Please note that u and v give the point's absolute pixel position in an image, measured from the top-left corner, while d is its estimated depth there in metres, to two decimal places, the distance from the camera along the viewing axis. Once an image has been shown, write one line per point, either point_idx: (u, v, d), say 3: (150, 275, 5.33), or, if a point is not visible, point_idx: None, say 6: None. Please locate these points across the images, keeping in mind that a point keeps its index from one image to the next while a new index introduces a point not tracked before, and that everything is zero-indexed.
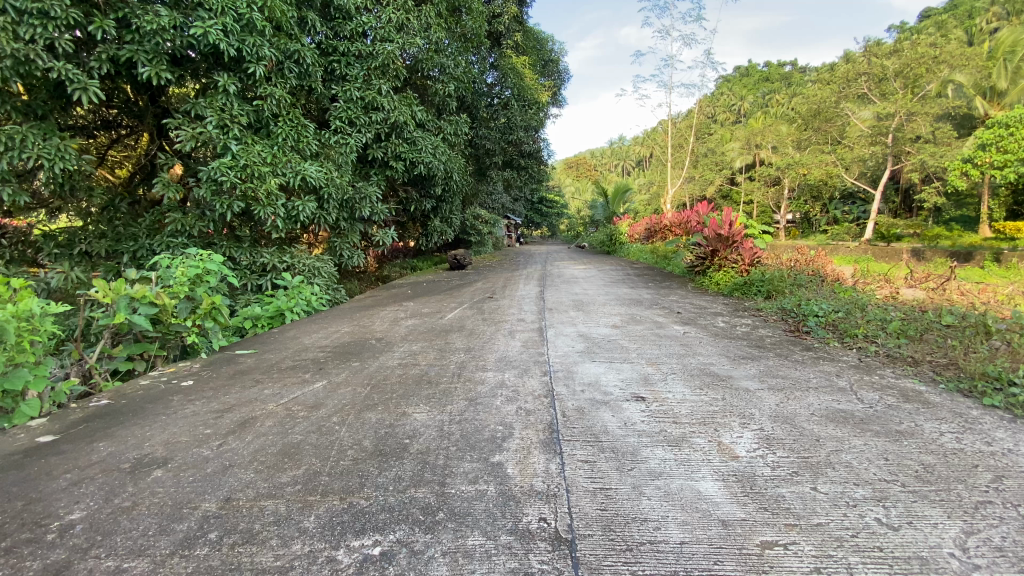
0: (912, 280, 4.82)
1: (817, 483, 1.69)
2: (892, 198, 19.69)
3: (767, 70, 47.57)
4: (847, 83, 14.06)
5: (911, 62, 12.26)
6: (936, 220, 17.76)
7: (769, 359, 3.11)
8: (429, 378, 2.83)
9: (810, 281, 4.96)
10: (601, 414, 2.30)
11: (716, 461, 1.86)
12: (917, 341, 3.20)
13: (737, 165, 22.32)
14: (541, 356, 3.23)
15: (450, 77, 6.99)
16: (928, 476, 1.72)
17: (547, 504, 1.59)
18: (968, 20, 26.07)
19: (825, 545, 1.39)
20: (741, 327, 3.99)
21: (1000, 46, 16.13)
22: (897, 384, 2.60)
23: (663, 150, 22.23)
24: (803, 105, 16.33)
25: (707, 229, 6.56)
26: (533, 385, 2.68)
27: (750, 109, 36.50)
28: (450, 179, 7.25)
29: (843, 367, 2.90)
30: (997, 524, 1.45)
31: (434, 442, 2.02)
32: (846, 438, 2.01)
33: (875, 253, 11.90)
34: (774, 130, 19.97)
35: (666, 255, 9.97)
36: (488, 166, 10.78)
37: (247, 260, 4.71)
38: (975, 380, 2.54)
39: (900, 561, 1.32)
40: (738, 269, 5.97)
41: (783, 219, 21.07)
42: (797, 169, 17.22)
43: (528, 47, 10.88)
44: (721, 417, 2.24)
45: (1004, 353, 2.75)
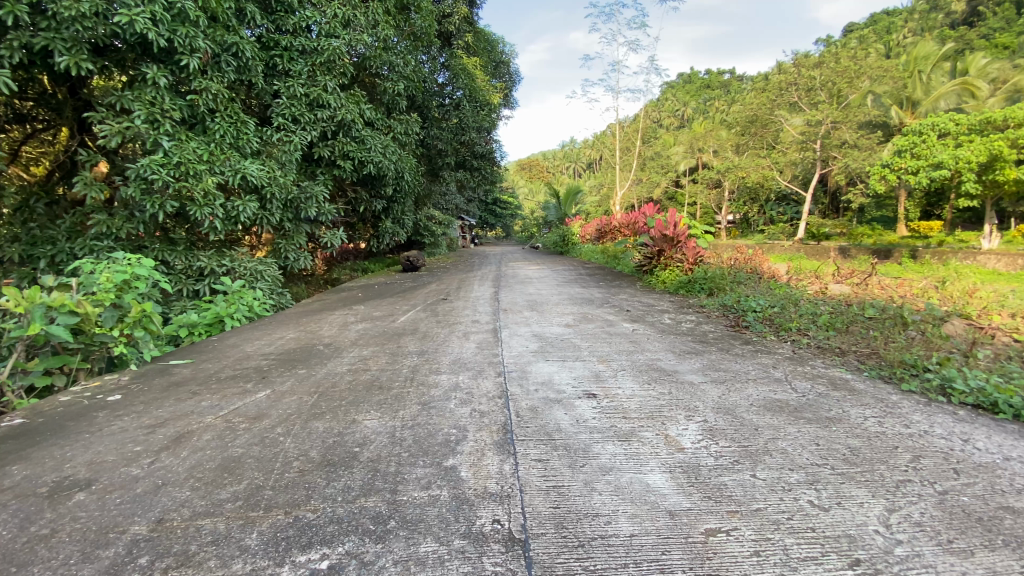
0: (840, 276, 5.15)
1: (756, 470, 1.78)
2: (821, 199, 21.12)
3: (708, 77, 49.73)
4: (779, 93, 14.99)
5: (835, 76, 13.35)
6: (860, 220, 19.17)
7: (712, 353, 3.25)
8: (380, 384, 2.75)
9: (748, 278, 5.24)
10: (554, 412, 2.32)
11: (664, 454, 1.91)
12: (844, 332, 3.43)
13: (680, 167, 23.27)
14: (495, 358, 3.23)
15: (399, 76, 6.91)
16: (855, 459, 1.85)
17: (501, 505, 1.59)
18: (883, 37, 28.40)
19: (764, 529, 1.46)
20: (686, 323, 4.15)
21: (912, 61, 17.63)
22: (827, 373, 2.79)
23: (612, 153, 22.85)
24: (742, 112, 17.20)
25: (653, 230, 6.74)
26: (488, 387, 2.68)
27: (692, 115, 38.28)
28: (401, 179, 7.10)
29: (778, 359, 3.07)
30: (916, 501, 1.58)
31: (385, 449, 1.97)
32: (781, 426, 2.13)
33: (806, 251, 12.68)
34: (715, 135, 20.99)
35: (615, 254, 10.22)
36: (440, 166, 10.71)
37: (182, 264, 4.45)
38: (895, 367, 2.76)
39: (831, 540, 1.41)
40: (683, 268, 6.23)
41: (724, 219, 22.18)
42: (737, 172, 18.07)
43: (480, 48, 10.89)
44: (668, 411, 2.32)
45: (919, 341, 3.06)
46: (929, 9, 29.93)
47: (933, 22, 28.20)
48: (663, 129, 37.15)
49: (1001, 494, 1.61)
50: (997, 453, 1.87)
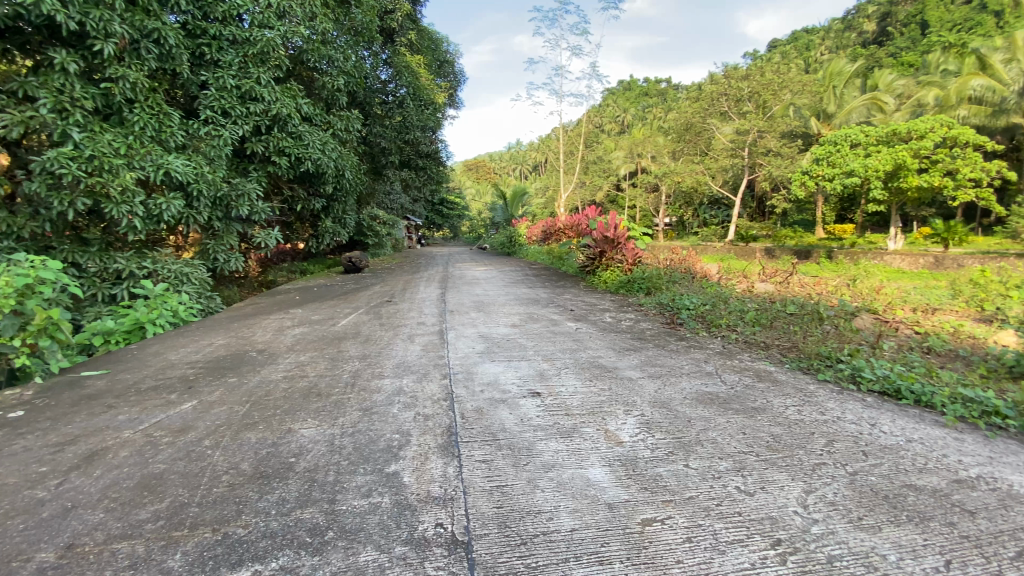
0: (764, 275, 5.52)
1: (689, 460, 1.87)
2: (748, 203, 22.56)
3: (647, 85, 51.83)
4: (710, 103, 15.89)
5: (761, 87, 14.42)
6: (783, 223, 20.65)
7: (649, 350, 3.39)
8: (319, 391, 2.65)
9: (683, 278, 5.52)
10: (498, 413, 2.33)
11: (603, 448, 1.97)
12: (768, 327, 3.68)
13: (621, 171, 24.08)
14: (440, 360, 3.19)
15: (338, 72, 6.71)
16: (777, 445, 1.99)
17: (444, 508, 1.58)
18: (802, 53, 30.77)
19: (695, 516, 1.54)
20: (625, 321, 4.31)
21: (828, 76, 19.19)
22: (753, 366, 2.98)
23: (556, 156, 23.28)
24: (678, 120, 18.05)
25: (595, 232, 6.93)
26: (433, 389, 2.65)
27: (632, 122, 39.75)
28: (341, 177, 6.87)
29: (709, 353, 3.25)
30: (830, 482, 1.72)
31: (323, 457, 1.90)
32: (712, 417, 2.25)
33: (735, 252, 13.50)
34: (653, 141, 21.93)
35: (560, 255, 10.43)
36: (384, 165, 10.48)
37: (96, 266, 4.08)
38: (812, 359, 3.00)
39: (755, 522, 1.51)
40: (624, 268, 6.46)
41: (662, 221, 23.17)
42: (673, 177, 18.96)
43: (423, 46, 10.76)
44: (608, 406, 2.39)
45: (832, 335, 3.34)
46: (841, 30, 32.80)
47: (844, 43, 30.91)
48: (605, 134, 38.32)
49: (903, 472, 1.78)
50: (899, 435, 2.07)
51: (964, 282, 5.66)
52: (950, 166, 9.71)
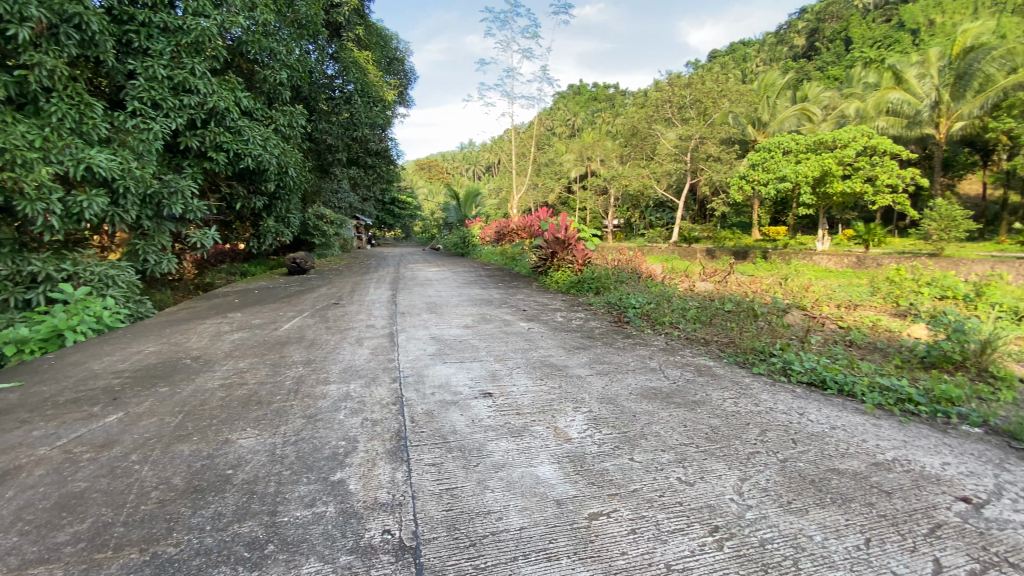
0: (706, 275, 5.79)
1: (633, 454, 1.93)
2: (691, 206, 23.57)
3: (596, 90, 53.03)
4: (655, 109, 16.47)
5: (702, 95, 15.10)
6: (724, 225, 21.73)
7: (598, 347, 3.47)
8: (259, 399, 2.53)
9: (630, 277, 5.70)
10: (449, 414, 2.32)
11: (553, 446, 2.00)
12: (708, 324, 3.86)
13: (572, 174, 24.52)
14: (390, 363, 3.13)
15: (281, 65, 6.43)
16: (715, 436, 2.09)
17: (392, 514, 1.55)
18: (740, 64, 32.47)
19: (639, 508, 1.59)
20: (576, 320, 4.39)
21: (763, 87, 20.38)
22: (694, 361, 3.12)
23: (508, 157, 23.38)
24: (625, 124, 18.59)
25: (547, 233, 7.02)
26: (382, 393, 2.59)
27: (582, 125, 40.56)
28: (284, 175, 6.59)
29: (654, 350, 3.38)
30: (762, 469, 1.83)
31: (264, 468, 1.82)
32: (655, 411, 2.34)
33: (679, 253, 14.07)
34: (602, 145, 22.46)
35: (513, 255, 10.49)
36: (330, 162, 10.15)
37: (6, 268, 3.71)
38: (747, 353, 3.18)
39: (695, 511, 1.58)
40: (574, 268, 6.59)
41: (611, 223, 23.78)
42: (621, 180, 19.51)
43: (372, 42, 10.51)
44: (558, 404, 2.43)
45: (766, 330, 3.55)
46: (774, 44, 34.92)
47: (777, 56, 32.86)
48: (556, 137, 38.89)
49: (828, 457, 1.92)
50: (824, 423, 2.23)
51: (882, 280, 6.14)
52: (870, 173, 10.51)
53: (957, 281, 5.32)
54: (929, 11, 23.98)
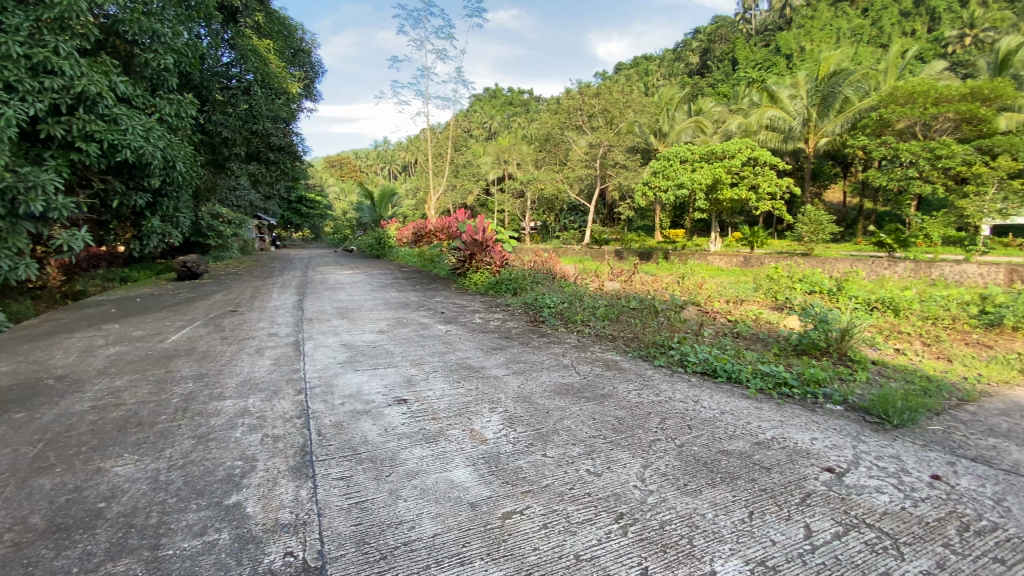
0: (614, 275, 6.11)
1: (546, 450, 1.98)
2: (602, 210, 24.77)
3: (511, 94, 53.88)
4: (567, 116, 17.11)
5: (610, 104, 15.93)
6: (631, 228, 23.08)
7: (514, 348, 3.52)
8: (140, 420, 2.25)
9: (544, 278, 5.85)
10: (360, 424, 2.22)
11: (468, 449, 1.99)
12: (616, 321, 4.07)
13: (489, 176, 24.69)
14: (295, 374, 2.93)
15: (166, 48, 5.81)
16: (621, 427, 2.21)
17: (295, 535, 1.45)
18: (643, 78, 34.70)
19: (551, 502, 1.64)
20: (493, 321, 4.42)
21: (664, 101, 21.97)
22: (603, 357, 3.27)
23: (424, 158, 23.02)
24: (539, 129, 19.07)
25: (464, 234, 6.99)
26: (285, 406, 2.43)
27: (498, 129, 41.03)
28: (172, 169, 5.95)
29: (567, 348, 3.49)
30: (663, 456, 1.96)
31: (145, 497, 1.63)
32: (567, 407, 2.42)
33: (591, 254, 14.71)
34: (518, 149, 22.86)
35: (430, 257, 10.34)
36: (227, 157, 9.34)
37: None
38: (650, 347, 3.39)
39: (602, 500, 1.66)
40: (491, 270, 6.64)
41: (528, 225, 24.30)
42: (537, 184, 20.00)
43: (273, 30, 9.82)
44: (474, 406, 2.42)
45: (666, 325, 3.82)
46: (672, 61, 37.78)
47: (674, 72, 35.52)
48: (473, 139, 38.95)
49: (719, 440, 2.11)
50: (715, 409, 2.44)
51: (764, 277, 6.85)
52: (753, 181, 11.70)
53: (822, 277, 6.06)
54: (799, 39, 27.23)
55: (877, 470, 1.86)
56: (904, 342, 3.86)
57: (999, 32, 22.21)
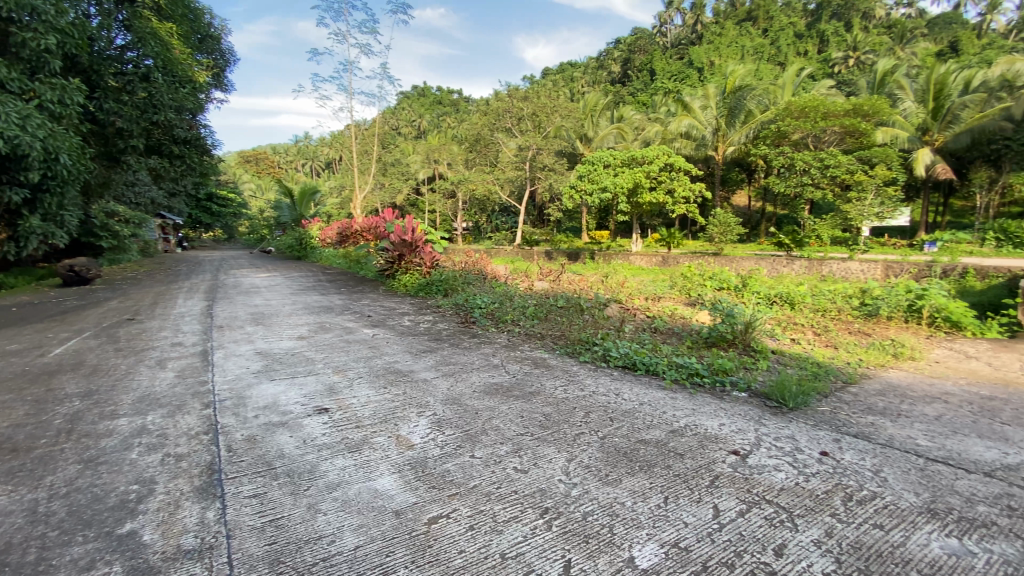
0: (543, 274, 6.23)
1: (474, 451, 1.98)
2: (532, 211, 25.21)
3: (440, 93, 53.31)
4: (496, 118, 17.23)
5: (538, 108, 16.26)
6: (560, 229, 23.68)
7: (444, 349, 3.48)
8: (12, 447, 1.97)
9: (475, 279, 5.85)
10: (276, 437, 2.09)
11: (393, 455, 1.94)
12: (545, 320, 4.15)
13: (419, 176, 24.28)
14: (203, 386, 2.70)
15: (48, 27, 5.17)
16: (548, 423, 2.26)
17: (200, 561, 1.34)
18: (570, 82, 35.75)
19: (478, 503, 1.64)
20: (423, 323, 4.35)
21: (589, 106, 22.78)
22: (532, 355, 3.33)
23: (350, 156, 22.19)
24: (469, 130, 19.03)
25: (392, 235, 6.81)
26: (191, 422, 2.23)
27: (427, 127, 40.47)
28: (56, 162, 5.30)
29: (497, 347, 3.51)
30: (586, 448, 2.03)
31: (16, 534, 1.42)
32: (496, 406, 2.43)
33: (521, 254, 14.91)
34: (448, 149, 22.66)
35: (356, 259, 9.98)
36: (123, 149, 8.45)
37: None
38: (576, 345, 3.50)
39: (529, 496, 1.69)
40: (421, 271, 6.52)
41: (460, 226, 24.19)
42: (467, 184, 19.94)
43: (177, 12, 9.02)
44: (400, 411, 2.36)
45: (592, 323, 3.95)
46: (597, 68, 39.28)
47: (598, 80, 36.92)
48: (402, 137, 38.10)
49: (639, 431, 2.21)
50: (636, 400, 2.57)
51: (680, 276, 7.30)
52: (670, 186, 12.45)
53: (729, 274, 6.61)
54: (709, 54, 29.34)
55: (776, 450, 2.04)
56: (799, 332, 4.27)
57: (873, 57, 25.28)
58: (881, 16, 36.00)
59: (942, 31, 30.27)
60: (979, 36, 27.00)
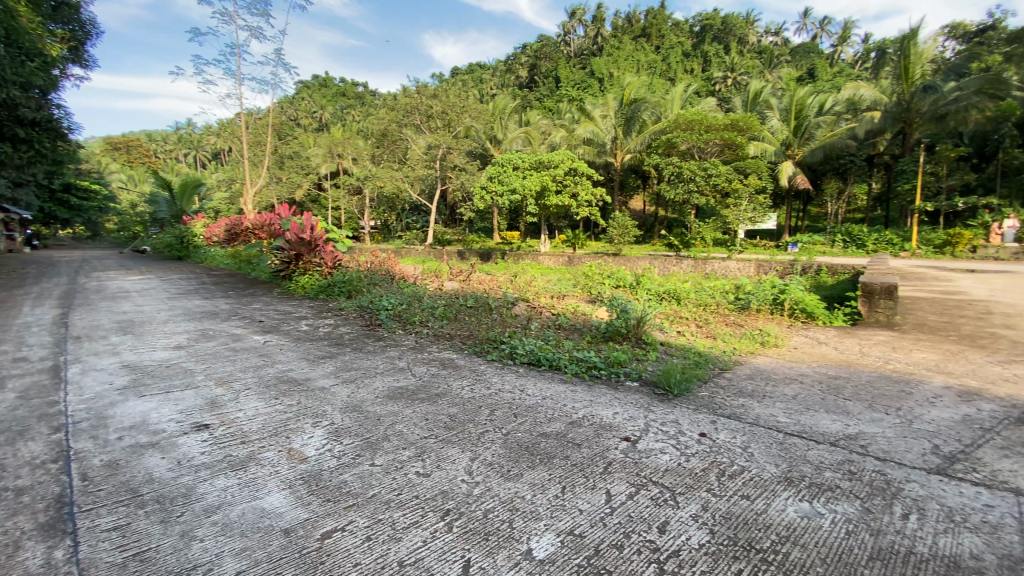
0: (452, 274, 6.21)
1: (373, 459, 1.91)
2: (443, 211, 24.98)
3: (344, 85, 50.86)
4: (404, 114, 16.82)
5: (447, 107, 16.14)
6: (471, 229, 23.72)
7: (345, 354, 3.33)
8: None
9: (380, 280, 5.68)
10: (145, 460, 1.86)
11: (284, 470, 1.82)
12: (454, 320, 4.13)
13: (321, 170, 22.96)
14: (53, 408, 2.33)
15: None
16: (452, 424, 2.25)
17: None
18: (479, 83, 35.88)
19: (376, 512, 1.59)
20: (323, 328, 4.12)
21: (497, 108, 23.07)
22: (439, 356, 3.30)
23: (242, 147, 20.39)
24: (375, 125, 18.36)
25: (288, 233, 6.38)
26: (35, 450, 1.91)
27: (330, 120, 38.42)
28: None
29: (403, 350, 3.43)
30: (490, 446, 2.05)
31: None
32: (399, 411, 2.37)
33: (432, 254, 14.71)
34: (352, 143, 21.71)
35: (248, 259, 9.20)
36: None
37: None
38: (484, 343, 3.53)
39: (429, 500, 1.67)
40: (322, 272, 6.18)
41: (366, 224, 23.27)
42: (374, 181, 19.24)
43: None
44: (294, 422, 2.22)
45: (500, 322, 4.01)
46: (505, 71, 39.89)
47: (507, 82, 37.49)
48: (301, 129, 35.79)
49: (541, 425, 2.29)
50: (539, 395, 2.65)
51: (583, 275, 7.67)
52: (574, 189, 13.01)
53: (625, 273, 7.10)
54: (609, 66, 31.10)
55: (662, 435, 2.21)
56: (684, 325, 4.68)
57: (747, 79, 28.41)
58: (753, 42, 40.59)
59: (801, 59, 34.77)
60: (829, 65, 31.43)
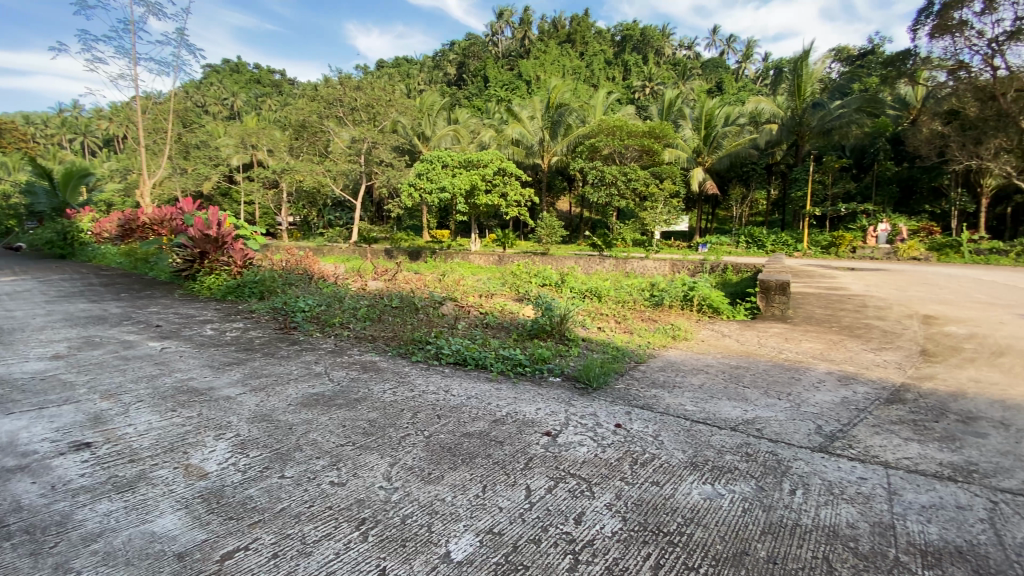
0: (376, 273, 6.03)
1: (284, 470, 1.81)
2: (369, 207, 24.16)
3: (258, 72, 47.56)
4: (326, 105, 16.06)
5: (372, 100, 15.62)
6: (398, 227, 23.12)
7: (256, 360, 3.12)
8: None
9: (298, 280, 5.39)
10: (7, 488, 1.63)
11: (180, 489, 1.67)
12: (377, 321, 4.01)
13: (232, 162, 21.33)
14: None
15: None
16: (371, 429, 2.18)
17: None
18: (405, 78, 35.08)
19: (284, 526, 1.51)
20: (230, 332, 3.82)
21: (424, 104, 22.69)
22: (360, 359, 3.19)
23: (138, 134, 18.42)
24: (293, 115, 17.35)
25: (191, 229, 5.86)
26: None
27: (242, 108, 35.78)
28: None
29: (321, 354, 3.28)
30: (410, 450, 2.02)
31: None
32: (314, 419, 2.26)
33: (356, 253, 14.17)
34: (268, 134, 20.37)
35: (144, 257, 8.33)
36: None
37: None
38: (408, 344, 3.46)
39: (345, 509, 1.61)
40: (231, 271, 5.75)
41: (284, 221, 21.94)
42: (293, 175, 18.21)
43: None
44: (193, 436, 2.05)
45: (425, 322, 3.95)
46: (432, 67, 39.34)
47: (434, 79, 36.99)
48: (209, 116, 33.00)
49: (463, 425, 2.28)
50: (462, 395, 2.64)
51: (510, 274, 7.76)
52: (503, 189, 13.12)
53: (550, 272, 7.27)
54: (536, 68, 31.64)
55: (580, 428, 2.29)
56: (604, 321, 4.88)
57: (663, 89, 30.16)
58: (669, 55, 43.13)
59: (711, 73, 37.50)
60: (734, 80, 34.18)
